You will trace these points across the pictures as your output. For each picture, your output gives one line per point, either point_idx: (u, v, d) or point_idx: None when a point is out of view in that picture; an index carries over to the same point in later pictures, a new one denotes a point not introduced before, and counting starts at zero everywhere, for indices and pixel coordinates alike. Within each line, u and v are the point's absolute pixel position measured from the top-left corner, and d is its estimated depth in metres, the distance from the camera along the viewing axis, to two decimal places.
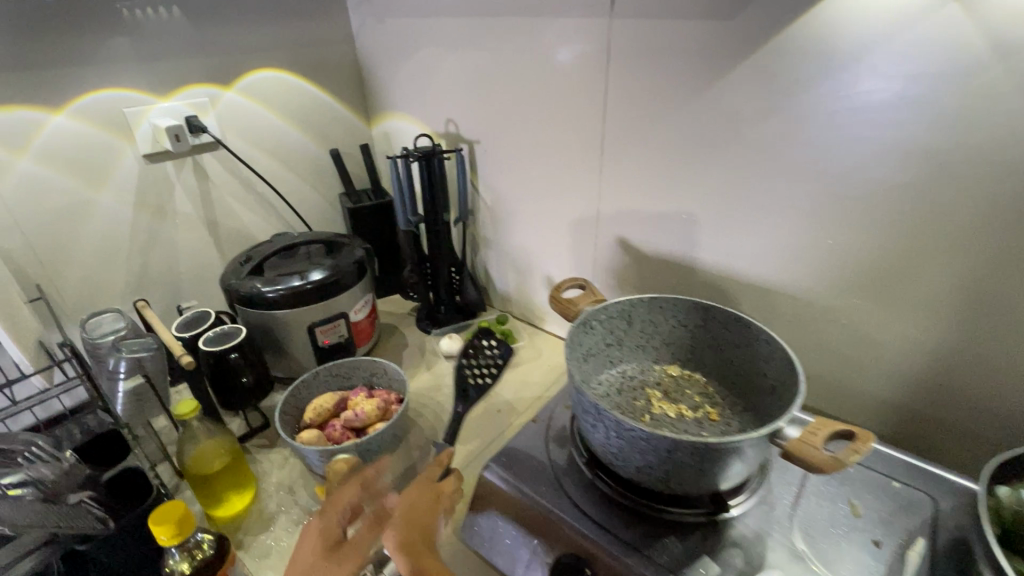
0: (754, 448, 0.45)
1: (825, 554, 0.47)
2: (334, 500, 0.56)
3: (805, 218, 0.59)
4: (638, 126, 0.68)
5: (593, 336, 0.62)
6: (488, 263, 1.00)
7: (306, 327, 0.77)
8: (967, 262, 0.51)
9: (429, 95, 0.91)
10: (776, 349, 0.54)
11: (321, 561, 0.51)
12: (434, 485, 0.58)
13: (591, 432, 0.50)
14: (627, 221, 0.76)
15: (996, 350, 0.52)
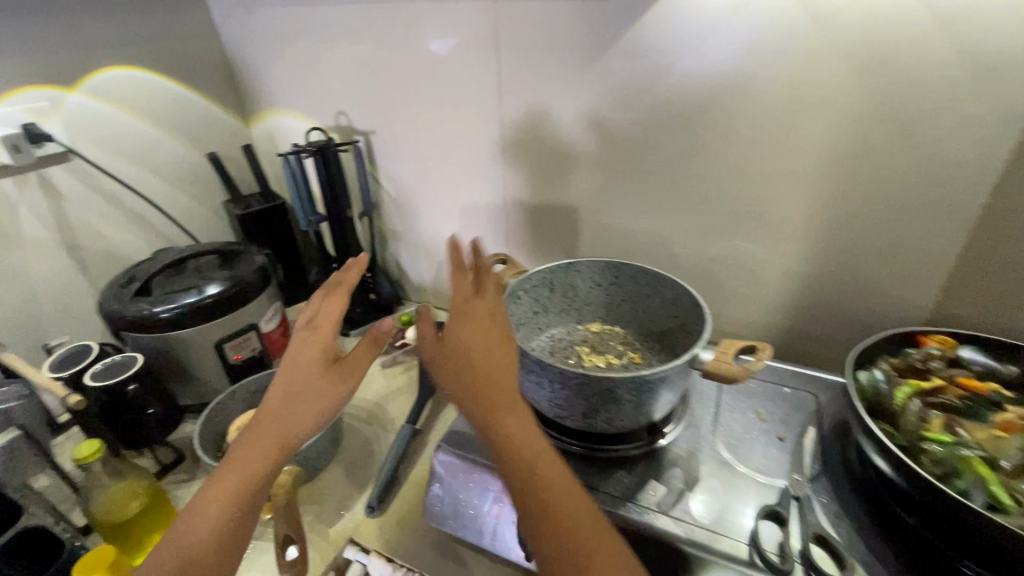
0: (679, 375, 0.51)
1: (744, 457, 0.55)
2: (297, 395, 0.44)
3: (688, 176, 0.67)
4: (533, 104, 0.72)
5: (521, 306, 0.65)
6: (399, 256, 0.99)
7: (213, 345, 0.71)
8: (814, 198, 0.61)
9: (313, 87, 0.87)
10: (680, 291, 0.61)
11: (318, 378, 0.44)
12: (349, 361, 0.45)
13: (537, 391, 0.53)
14: (533, 196, 0.80)
15: (843, 267, 0.64)
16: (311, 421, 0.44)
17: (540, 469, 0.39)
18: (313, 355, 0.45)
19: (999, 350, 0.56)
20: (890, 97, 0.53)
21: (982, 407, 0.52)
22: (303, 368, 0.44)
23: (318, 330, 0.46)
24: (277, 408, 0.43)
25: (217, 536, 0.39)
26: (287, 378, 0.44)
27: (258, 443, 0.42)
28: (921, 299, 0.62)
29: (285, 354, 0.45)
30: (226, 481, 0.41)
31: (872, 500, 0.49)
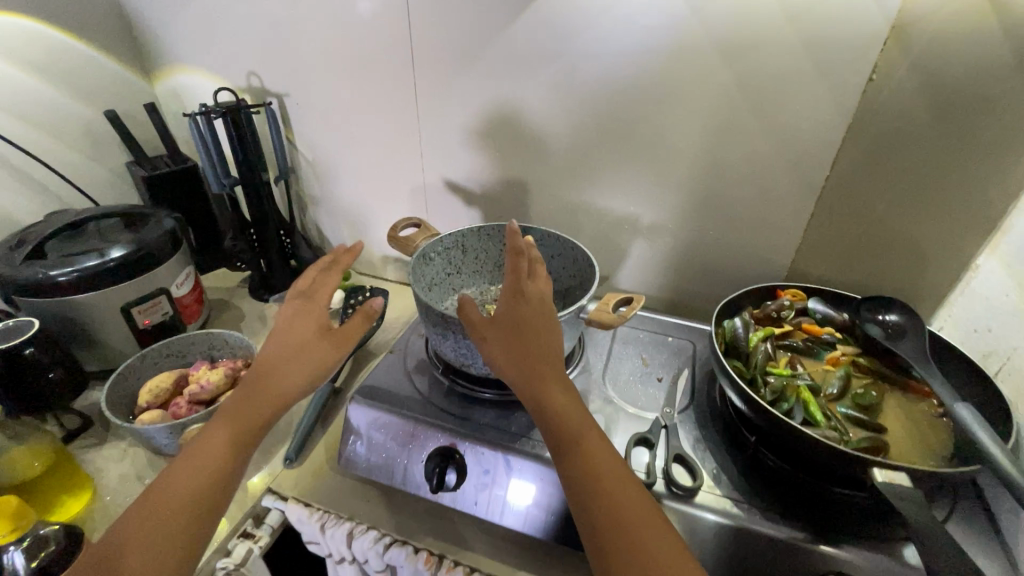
0: (569, 326, 0.57)
1: (628, 396, 0.63)
2: (301, 354, 0.48)
3: (590, 145, 0.74)
4: (448, 72, 0.75)
5: (434, 267, 0.69)
6: (320, 222, 0.99)
7: (119, 310, 0.70)
8: (695, 169, 0.70)
9: (221, 45, 0.84)
10: (579, 252, 0.67)
11: (316, 342, 0.49)
12: (342, 331, 0.50)
13: (443, 342, 0.58)
14: (450, 163, 0.83)
15: (719, 230, 0.73)
16: (310, 377, 0.48)
17: (565, 416, 0.42)
18: (310, 324, 0.50)
19: (837, 299, 0.67)
20: (753, 81, 0.61)
21: (817, 348, 0.63)
22: (303, 334, 0.49)
23: (309, 306, 0.51)
24: (282, 363, 0.47)
25: (212, 483, 0.41)
26: (289, 342, 0.48)
27: (265, 399, 0.46)
28: (781, 258, 0.72)
29: (284, 324, 0.50)
30: (218, 434, 0.43)
31: (726, 426, 0.59)
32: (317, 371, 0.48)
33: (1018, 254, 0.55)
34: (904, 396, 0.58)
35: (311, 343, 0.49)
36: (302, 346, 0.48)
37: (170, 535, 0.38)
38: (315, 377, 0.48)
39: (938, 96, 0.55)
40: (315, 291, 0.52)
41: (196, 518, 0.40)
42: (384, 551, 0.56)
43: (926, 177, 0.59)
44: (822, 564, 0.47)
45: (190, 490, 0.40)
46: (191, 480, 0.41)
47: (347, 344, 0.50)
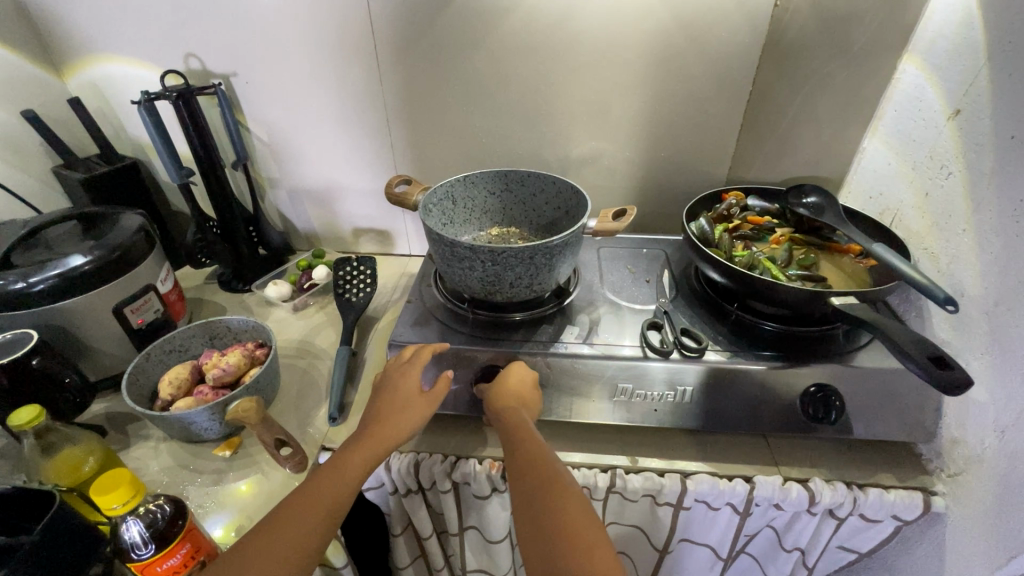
0: (577, 241, 0.65)
1: (624, 298, 0.73)
2: (396, 416, 0.55)
3: (549, 91, 0.81)
4: (406, 35, 0.77)
5: (432, 218, 0.73)
6: (281, 206, 0.98)
7: (111, 311, 0.67)
8: (642, 101, 0.80)
9: (150, 28, 0.79)
10: (562, 185, 0.75)
11: (414, 400, 0.57)
12: (432, 395, 0.58)
13: (469, 275, 0.64)
14: (416, 125, 0.86)
15: (667, 153, 0.85)
16: (403, 433, 0.55)
17: (540, 471, 0.49)
18: (410, 384, 0.58)
19: (767, 194, 0.82)
20: (686, 16, 0.72)
21: (763, 234, 0.77)
22: (402, 398, 0.57)
23: (409, 371, 0.59)
24: (385, 421, 0.55)
25: (325, 516, 0.47)
26: (391, 402, 0.56)
27: (370, 449, 0.52)
28: (719, 169, 0.86)
29: (386, 391, 0.58)
30: (334, 474, 0.49)
31: (709, 306, 0.71)
32: (406, 431, 0.55)
33: (892, 132, 0.72)
34: (832, 256, 0.74)
35: (406, 404, 0.56)
36: (400, 405, 0.56)
37: (286, 553, 0.43)
38: (406, 432, 0.55)
39: (824, 14, 0.70)
40: (416, 359, 0.61)
41: (296, 555, 0.44)
42: (452, 468, 0.63)
43: (823, 82, 0.75)
44: (804, 380, 0.61)
45: (304, 525, 0.45)
46: (303, 517, 0.46)
47: (431, 410, 0.57)
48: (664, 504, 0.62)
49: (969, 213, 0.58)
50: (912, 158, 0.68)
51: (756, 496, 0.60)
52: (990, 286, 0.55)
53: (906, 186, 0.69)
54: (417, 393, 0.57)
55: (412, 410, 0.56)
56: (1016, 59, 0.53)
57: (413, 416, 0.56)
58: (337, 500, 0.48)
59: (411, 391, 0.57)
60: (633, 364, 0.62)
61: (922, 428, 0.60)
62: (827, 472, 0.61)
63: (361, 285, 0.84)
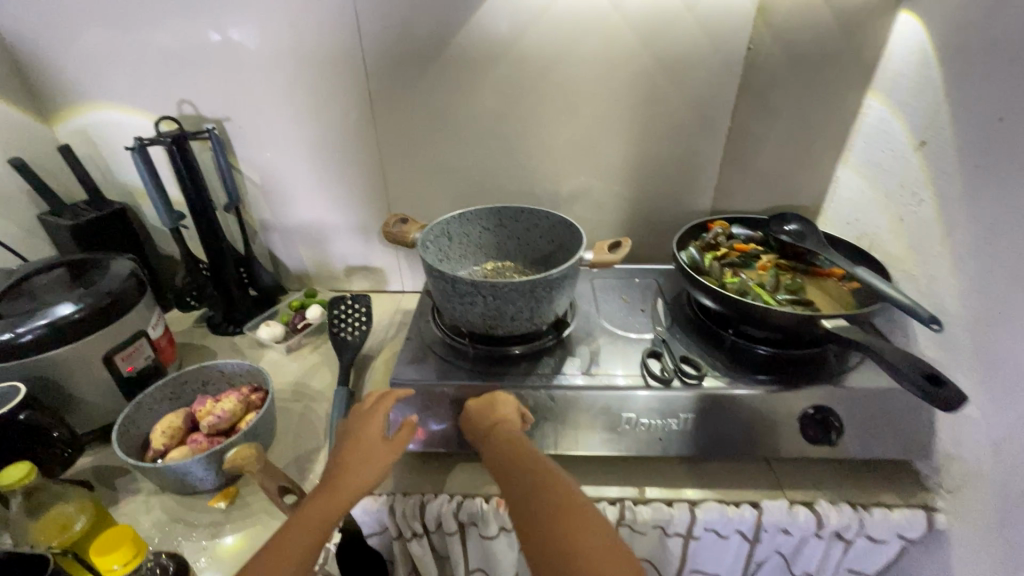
0: (575, 273, 0.67)
1: (620, 328, 0.75)
2: (360, 461, 0.53)
3: (540, 130, 0.84)
4: (400, 80, 0.80)
5: (429, 254, 0.74)
6: (272, 246, 0.98)
7: (101, 360, 0.65)
8: (627, 138, 0.84)
9: (143, 76, 0.80)
10: (555, 220, 0.77)
11: (379, 446, 0.54)
12: (398, 436, 0.55)
13: (470, 310, 0.64)
14: (409, 165, 0.88)
15: (654, 187, 0.88)
16: (371, 479, 0.52)
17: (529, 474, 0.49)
18: (374, 429, 0.56)
19: (750, 223, 0.85)
20: (665, 58, 0.77)
21: (750, 261, 0.80)
22: (366, 443, 0.54)
23: (371, 416, 0.57)
24: (348, 467, 0.52)
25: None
26: (354, 449, 0.54)
27: (334, 500, 0.49)
28: (704, 201, 0.89)
29: (345, 441, 0.55)
30: (296, 534, 0.46)
31: (704, 332, 0.73)
32: (372, 477, 0.52)
33: (865, 162, 0.77)
34: (816, 280, 0.77)
35: (370, 448, 0.54)
36: (365, 451, 0.54)
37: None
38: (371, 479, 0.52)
39: (795, 56, 0.75)
40: (378, 405, 0.59)
41: None
42: (459, 507, 0.61)
43: (796, 117, 0.79)
44: (802, 402, 0.62)
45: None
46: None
47: (398, 452, 0.55)
48: (674, 535, 0.62)
49: (943, 236, 0.61)
50: (885, 186, 0.72)
51: (764, 521, 0.60)
52: (969, 304, 0.58)
53: (881, 212, 0.73)
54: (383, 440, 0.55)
55: (378, 452, 0.54)
56: (973, 95, 0.58)
57: (377, 460, 0.53)
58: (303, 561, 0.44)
59: (375, 440, 0.54)
60: (637, 393, 0.62)
61: (919, 445, 0.61)
62: (831, 494, 0.62)
63: (356, 323, 0.83)
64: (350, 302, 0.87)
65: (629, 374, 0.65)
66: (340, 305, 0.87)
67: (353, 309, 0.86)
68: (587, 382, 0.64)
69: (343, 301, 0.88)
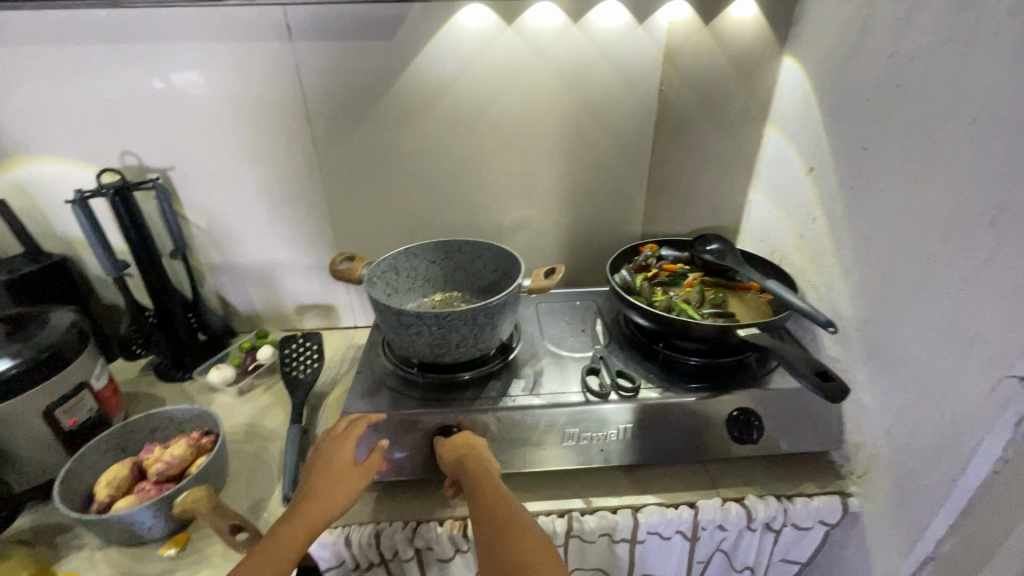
0: (515, 300, 0.71)
1: (563, 348, 0.80)
2: (329, 489, 0.55)
3: (478, 167, 0.89)
4: (342, 125, 0.84)
5: (377, 289, 0.77)
6: (221, 289, 0.99)
7: (42, 416, 0.65)
8: (560, 172, 0.91)
9: (83, 129, 0.81)
10: (496, 250, 0.82)
11: (350, 472, 0.56)
12: (367, 464, 0.57)
13: (416, 340, 0.67)
14: (355, 204, 0.91)
15: (588, 215, 0.95)
16: (337, 509, 0.54)
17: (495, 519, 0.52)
18: (346, 454, 0.58)
19: (677, 244, 0.93)
20: (587, 99, 0.84)
21: (678, 279, 0.87)
22: (335, 471, 0.56)
23: (342, 443, 0.59)
24: (319, 493, 0.54)
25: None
26: (323, 477, 0.56)
27: (299, 532, 0.51)
28: (635, 226, 0.96)
29: (317, 466, 0.58)
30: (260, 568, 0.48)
31: (639, 348, 0.79)
32: (339, 505, 0.54)
33: (769, 186, 0.86)
34: (737, 293, 0.84)
35: (339, 476, 0.56)
36: (335, 476, 0.56)
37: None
38: (341, 505, 0.54)
39: (700, 95, 0.84)
40: (351, 430, 0.61)
41: None
42: (414, 532, 0.63)
43: (706, 149, 0.88)
44: (727, 406, 0.68)
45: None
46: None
47: (367, 478, 0.57)
48: (621, 541, 0.65)
49: (833, 249, 0.70)
50: (786, 207, 0.81)
51: (701, 519, 0.65)
52: (857, 307, 0.65)
53: (786, 229, 0.82)
54: (353, 465, 0.57)
55: (347, 477, 0.56)
56: (843, 127, 0.67)
57: (347, 484, 0.55)
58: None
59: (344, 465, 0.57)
60: (578, 409, 0.66)
61: (831, 437, 0.68)
62: (760, 489, 0.67)
63: (308, 361, 0.85)
64: (302, 340, 0.89)
65: (571, 391, 0.69)
66: (291, 344, 0.88)
67: (305, 347, 0.88)
68: (532, 402, 0.68)
69: (294, 340, 0.89)
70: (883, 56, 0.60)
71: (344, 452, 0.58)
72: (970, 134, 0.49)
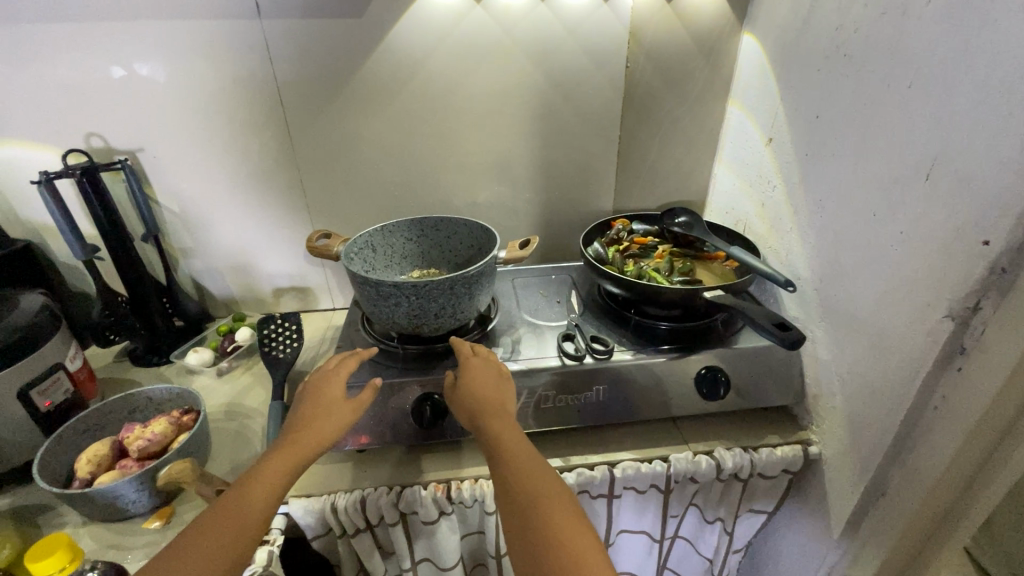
0: (492, 271, 0.73)
1: (539, 318, 0.82)
2: (321, 420, 0.57)
3: (452, 144, 0.91)
4: (315, 105, 0.84)
5: (355, 264, 0.78)
6: (196, 275, 0.98)
7: (16, 397, 0.64)
8: (533, 148, 0.93)
9: (45, 110, 0.79)
10: (472, 226, 0.84)
11: (341, 405, 0.59)
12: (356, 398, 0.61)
13: (396, 310, 0.69)
14: (330, 184, 0.92)
15: (561, 191, 0.97)
16: (329, 435, 0.57)
17: (516, 465, 0.53)
18: (336, 391, 0.61)
19: (647, 218, 0.96)
20: (556, 76, 0.87)
21: (648, 250, 0.90)
22: (325, 403, 0.59)
23: (331, 382, 0.62)
24: (311, 424, 0.57)
25: (250, 520, 0.48)
26: (315, 410, 0.58)
27: (290, 459, 0.53)
28: (607, 202, 0.99)
29: (308, 401, 0.60)
30: (251, 488, 0.49)
31: (613, 316, 0.81)
32: (331, 434, 0.57)
33: (732, 158, 0.90)
34: (704, 262, 0.88)
35: (331, 409, 0.59)
36: (326, 408, 0.59)
37: (209, 563, 0.43)
38: (332, 435, 0.57)
39: (666, 70, 0.87)
40: (339, 368, 0.64)
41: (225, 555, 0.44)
42: (398, 495, 0.65)
43: (673, 125, 0.91)
44: (695, 365, 0.71)
45: (225, 535, 0.45)
46: (225, 528, 0.46)
47: (357, 412, 0.60)
48: (599, 496, 0.69)
49: (791, 214, 0.74)
50: (748, 178, 0.85)
51: (674, 471, 0.68)
52: (813, 267, 0.69)
53: (748, 199, 0.85)
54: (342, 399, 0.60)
55: (336, 409, 0.59)
56: (798, 97, 0.71)
57: (337, 416, 0.58)
58: (262, 503, 0.49)
59: (332, 399, 0.60)
60: (554, 372, 0.69)
61: (792, 390, 0.72)
62: (727, 441, 0.71)
63: (286, 339, 0.85)
64: (280, 320, 0.89)
65: (547, 357, 0.72)
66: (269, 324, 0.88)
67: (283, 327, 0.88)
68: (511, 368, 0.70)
69: (272, 320, 0.89)
70: (830, 28, 0.64)
71: (334, 388, 0.61)
72: (907, 97, 0.53)
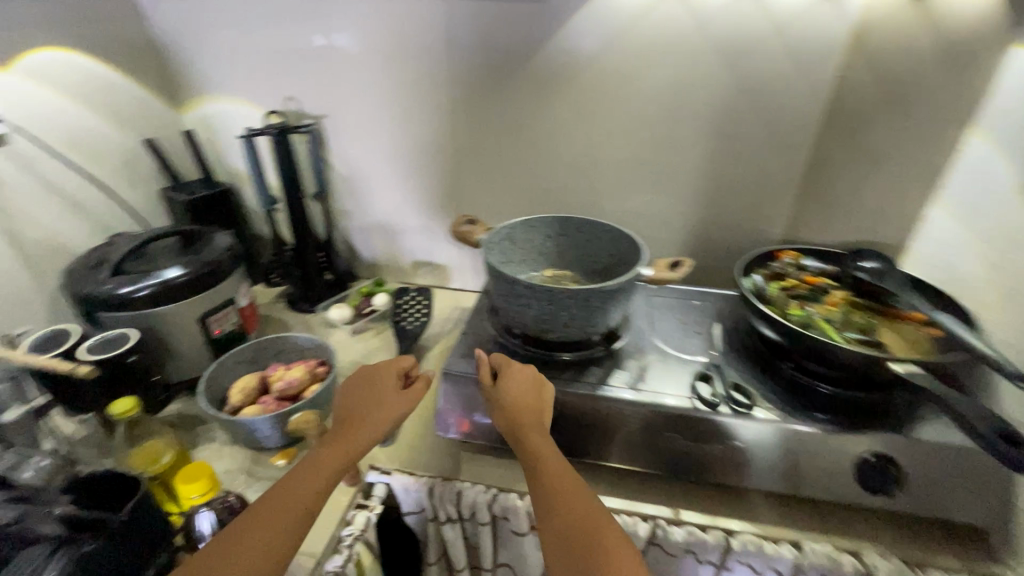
0: (632, 287, 0.67)
1: (672, 347, 0.74)
2: (370, 416, 0.56)
3: (612, 142, 0.85)
4: (483, 88, 0.84)
5: (494, 254, 0.77)
6: (350, 236, 1.06)
7: (197, 320, 0.74)
8: (700, 157, 0.83)
9: (257, 72, 0.90)
10: (617, 234, 0.78)
11: (394, 399, 0.58)
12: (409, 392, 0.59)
13: (524, 311, 0.66)
14: (483, 168, 0.92)
15: (723, 209, 0.87)
16: (379, 430, 0.56)
17: (566, 505, 0.49)
18: (387, 383, 0.59)
19: (824, 255, 0.82)
20: (746, 79, 0.76)
21: (818, 294, 0.76)
22: (376, 397, 0.58)
23: (381, 374, 0.60)
24: (360, 418, 0.56)
25: (303, 512, 0.48)
26: (364, 405, 0.57)
27: (340, 452, 0.53)
28: (777, 228, 0.86)
29: (355, 392, 0.59)
30: (298, 482, 0.50)
31: (760, 364, 0.71)
32: (382, 428, 0.56)
33: (960, 200, 0.72)
34: (891, 321, 0.72)
35: (381, 403, 0.57)
36: (376, 402, 0.57)
37: (260, 557, 0.44)
38: (381, 430, 0.56)
39: (891, 82, 0.71)
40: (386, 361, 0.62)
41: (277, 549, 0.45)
42: (494, 498, 0.63)
43: (885, 149, 0.75)
44: (860, 447, 0.59)
45: (280, 525, 0.46)
46: (279, 518, 0.47)
47: (409, 406, 0.58)
48: (707, 562, 0.61)
49: None
50: (979, 231, 0.68)
51: (806, 564, 0.58)
52: None
53: (974, 256, 0.69)
54: (395, 392, 0.58)
55: (389, 403, 0.57)
56: None
57: (387, 411, 0.57)
58: (313, 495, 0.49)
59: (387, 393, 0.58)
60: (683, 414, 0.61)
61: (990, 508, 0.57)
62: (883, 548, 0.58)
63: (416, 313, 0.88)
64: (414, 294, 0.92)
65: (677, 394, 0.64)
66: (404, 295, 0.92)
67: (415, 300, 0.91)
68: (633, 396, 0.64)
69: (407, 292, 0.93)
70: None
71: (385, 380, 0.59)
72: None
